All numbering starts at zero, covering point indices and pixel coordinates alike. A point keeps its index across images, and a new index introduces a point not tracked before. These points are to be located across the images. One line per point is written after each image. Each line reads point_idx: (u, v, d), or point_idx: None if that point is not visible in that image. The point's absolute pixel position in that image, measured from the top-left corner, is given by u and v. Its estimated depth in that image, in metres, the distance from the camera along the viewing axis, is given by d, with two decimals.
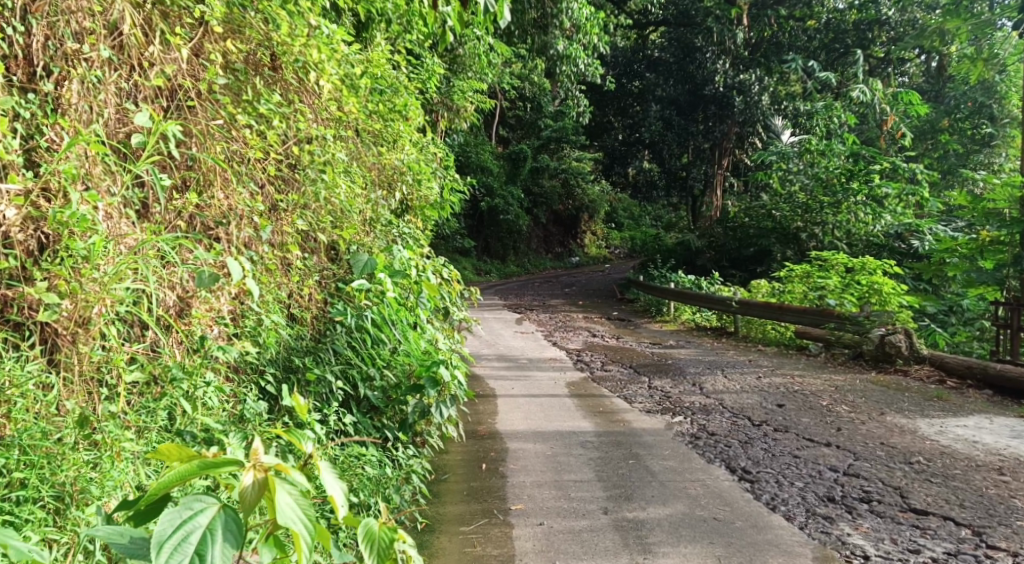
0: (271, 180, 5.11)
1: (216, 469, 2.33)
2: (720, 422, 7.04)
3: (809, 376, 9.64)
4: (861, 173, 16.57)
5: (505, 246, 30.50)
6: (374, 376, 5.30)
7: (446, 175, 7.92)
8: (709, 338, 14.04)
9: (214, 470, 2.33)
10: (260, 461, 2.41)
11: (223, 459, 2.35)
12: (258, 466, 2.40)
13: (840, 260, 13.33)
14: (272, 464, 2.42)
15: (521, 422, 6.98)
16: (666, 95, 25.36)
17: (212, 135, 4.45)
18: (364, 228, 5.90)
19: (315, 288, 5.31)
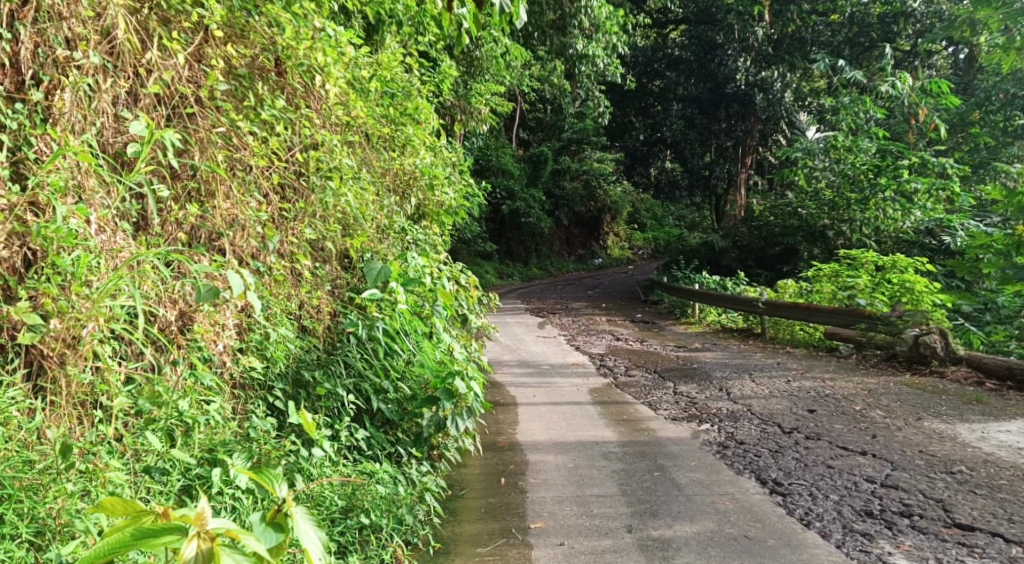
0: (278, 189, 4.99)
1: (154, 540, 2.22)
2: (748, 429, 6.81)
3: (840, 378, 9.34)
4: (888, 169, 16.19)
5: (527, 249, 30.32)
6: (387, 389, 5.14)
7: (462, 179, 7.73)
8: (736, 340, 13.75)
9: (152, 541, 2.22)
10: (206, 529, 2.27)
11: (163, 530, 2.23)
12: (202, 534, 2.26)
13: (869, 259, 13.00)
14: (219, 530, 2.28)
15: (542, 432, 6.79)
16: (688, 94, 25.05)
17: (214, 143, 4.32)
18: (376, 236, 5.74)
19: (325, 299, 5.17)
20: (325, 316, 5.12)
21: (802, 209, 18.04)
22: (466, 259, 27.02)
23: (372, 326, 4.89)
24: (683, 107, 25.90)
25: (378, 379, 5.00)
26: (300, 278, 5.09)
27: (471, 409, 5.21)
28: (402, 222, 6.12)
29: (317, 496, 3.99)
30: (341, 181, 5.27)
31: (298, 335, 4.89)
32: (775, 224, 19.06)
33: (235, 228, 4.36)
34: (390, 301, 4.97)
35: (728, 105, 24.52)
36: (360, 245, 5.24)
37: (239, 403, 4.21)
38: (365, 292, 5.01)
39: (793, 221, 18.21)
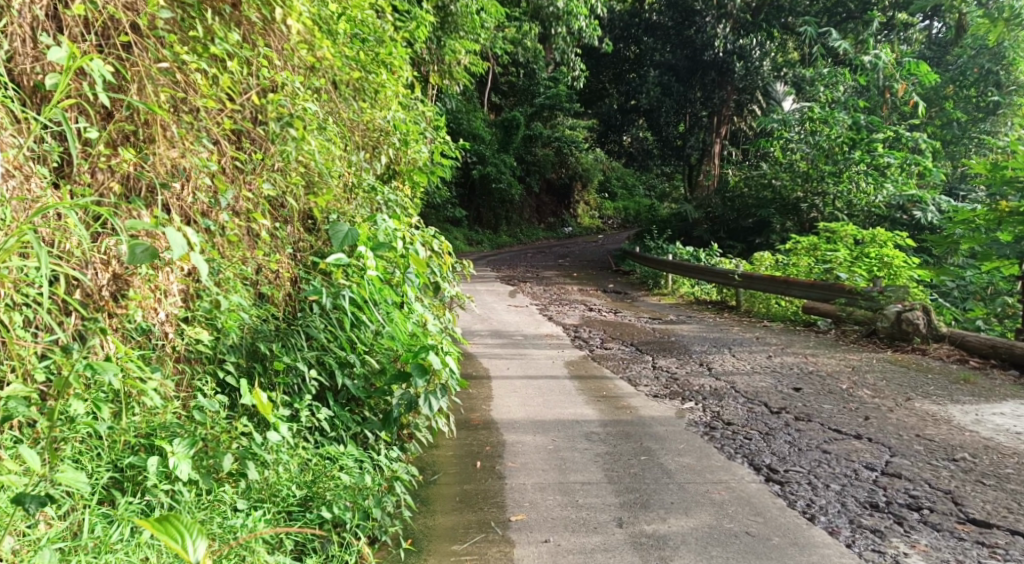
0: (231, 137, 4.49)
1: None
2: (734, 408, 6.46)
3: (822, 354, 9.04)
4: (863, 141, 15.99)
5: (497, 216, 29.80)
6: (353, 363, 4.69)
7: (436, 135, 7.20)
8: (711, 313, 13.42)
9: None
10: None
11: None
12: None
13: (849, 232, 12.72)
14: None
15: (518, 409, 6.40)
16: (665, 61, 24.33)
17: (155, 77, 3.79)
18: (342, 195, 5.24)
19: (287, 261, 4.70)
20: (286, 281, 4.66)
21: (776, 180, 17.79)
22: (435, 224, 26.42)
23: (338, 302, 4.41)
24: (660, 74, 24.66)
25: (345, 351, 4.53)
26: (257, 240, 4.61)
27: (446, 386, 4.78)
28: (371, 180, 5.64)
29: (274, 486, 3.59)
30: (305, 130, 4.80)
31: (255, 304, 4.41)
32: (750, 196, 18.83)
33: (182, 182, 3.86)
34: (360, 272, 4.48)
35: (704, 73, 24.09)
36: (326, 203, 4.77)
37: (184, 379, 3.72)
38: (330, 259, 4.53)
39: (768, 193, 17.97)
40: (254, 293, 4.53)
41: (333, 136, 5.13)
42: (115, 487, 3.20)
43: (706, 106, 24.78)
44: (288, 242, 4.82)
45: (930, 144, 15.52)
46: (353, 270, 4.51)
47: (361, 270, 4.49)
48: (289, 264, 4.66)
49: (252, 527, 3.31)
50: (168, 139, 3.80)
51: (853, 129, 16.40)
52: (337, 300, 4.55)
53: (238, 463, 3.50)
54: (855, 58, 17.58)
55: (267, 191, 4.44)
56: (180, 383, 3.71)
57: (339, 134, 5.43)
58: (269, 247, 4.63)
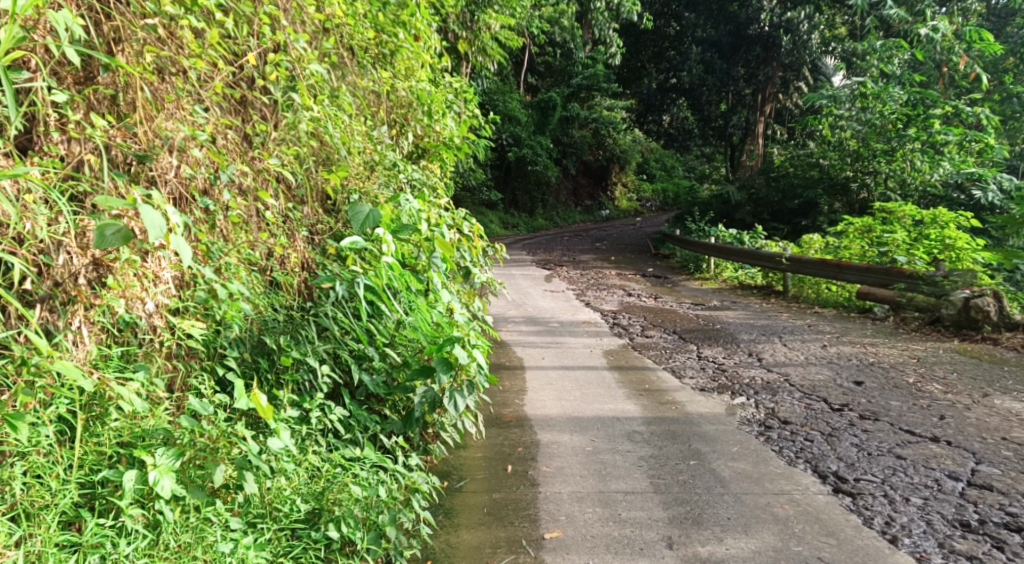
0: (232, 106, 4.12)
1: None
2: (790, 404, 5.92)
3: (881, 344, 8.41)
4: (919, 118, 15.12)
5: (533, 198, 29.28)
6: (371, 356, 4.25)
7: (466, 109, 6.71)
8: (757, 298, 12.79)
9: None
10: None
11: None
12: None
13: (907, 212, 12.01)
14: None
15: (554, 404, 5.94)
16: (707, 37, 23.60)
17: (136, 31, 3.34)
18: (361, 172, 4.83)
19: (302, 244, 4.32)
20: (300, 267, 4.26)
21: (823, 159, 17.09)
22: (470, 207, 26.02)
23: (360, 295, 3.97)
24: (703, 50, 24.24)
25: (364, 344, 4.10)
26: (264, 221, 4.19)
27: (473, 382, 4.35)
28: (392, 157, 5.21)
29: (272, 501, 3.17)
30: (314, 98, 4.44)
31: (262, 290, 3.97)
32: (796, 177, 18.09)
33: (170, 152, 3.47)
34: (386, 261, 4.07)
35: (749, 48, 23.23)
36: (340, 178, 4.39)
37: (175, 376, 3.31)
38: (346, 242, 4.14)
39: (814, 173, 17.23)
40: (264, 278, 4.11)
41: (348, 106, 4.72)
42: (86, 505, 2.80)
43: (750, 84, 23.92)
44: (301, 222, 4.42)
45: (991, 119, 14.64)
46: (377, 259, 4.10)
47: (388, 262, 4.07)
48: (303, 245, 4.29)
49: (243, 556, 2.91)
50: (152, 104, 3.40)
51: (907, 105, 15.42)
52: (357, 289, 4.13)
53: (236, 474, 3.06)
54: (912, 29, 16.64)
55: (276, 166, 4.03)
56: (171, 379, 3.30)
57: (355, 103, 5.02)
58: (280, 229, 4.22)
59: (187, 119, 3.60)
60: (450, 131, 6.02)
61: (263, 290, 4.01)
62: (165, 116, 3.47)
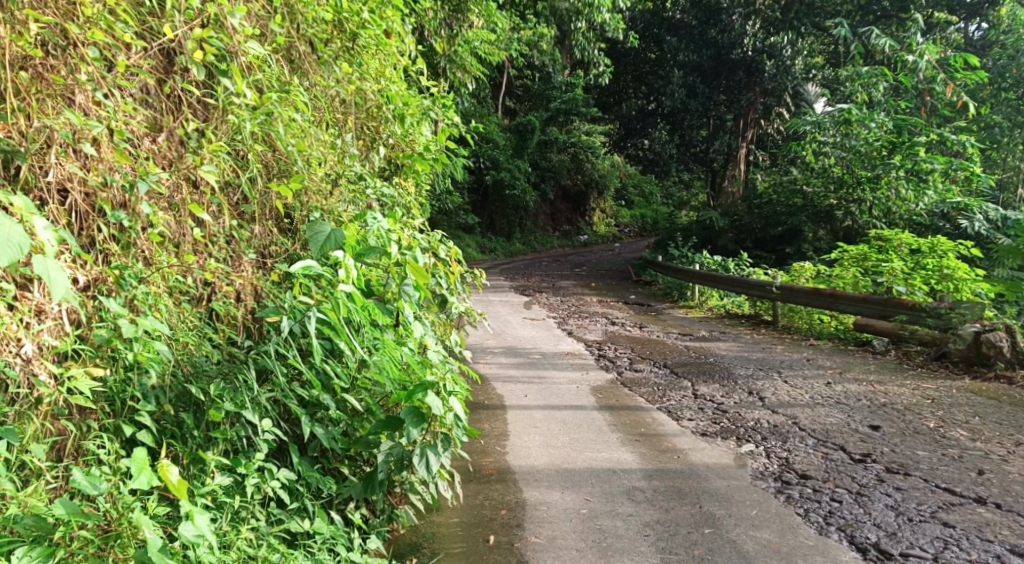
0: (159, 102, 3.57)
1: None
2: (806, 453, 5.27)
3: (890, 382, 7.79)
4: (904, 146, 14.63)
5: (510, 222, 28.52)
6: (328, 406, 3.53)
7: (444, 119, 6.04)
8: (746, 329, 12.17)
9: None
10: None
11: None
12: None
13: (903, 239, 11.53)
14: None
15: (540, 451, 5.27)
16: (689, 61, 22.97)
17: None
18: (322, 185, 4.23)
19: (249, 269, 3.75)
20: (247, 295, 3.62)
21: (807, 186, 16.68)
22: (446, 231, 25.41)
23: (314, 336, 3.26)
24: (685, 74, 23.37)
25: (319, 390, 3.41)
26: (199, 242, 3.61)
27: (450, 437, 3.67)
28: (358, 168, 4.58)
29: None
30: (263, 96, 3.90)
31: (195, 324, 3.35)
32: (780, 204, 17.63)
33: (51, 147, 3.02)
34: (347, 293, 3.40)
35: (731, 72, 22.81)
36: (294, 187, 3.79)
37: (63, 440, 2.75)
38: (298, 268, 3.47)
39: (798, 200, 16.82)
40: (200, 309, 3.48)
41: (303, 104, 4.11)
42: None
43: (732, 109, 23.49)
44: (248, 244, 3.85)
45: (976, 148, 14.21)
46: (337, 291, 3.42)
47: (350, 293, 3.41)
48: (250, 271, 3.69)
49: None
50: (33, 85, 3.00)
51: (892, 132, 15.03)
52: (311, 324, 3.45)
53: None
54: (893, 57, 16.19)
55: (212, 170, 3.45)
56: (56, 445, 2.73)
57: (313, 103, 4.40)
58: (220, 252, 3.64)
59: (89, 110, 3.18)
60: (424, 140, 5.39)
61: (197, 323, 3.37)
62: (51, 107, 3.06)
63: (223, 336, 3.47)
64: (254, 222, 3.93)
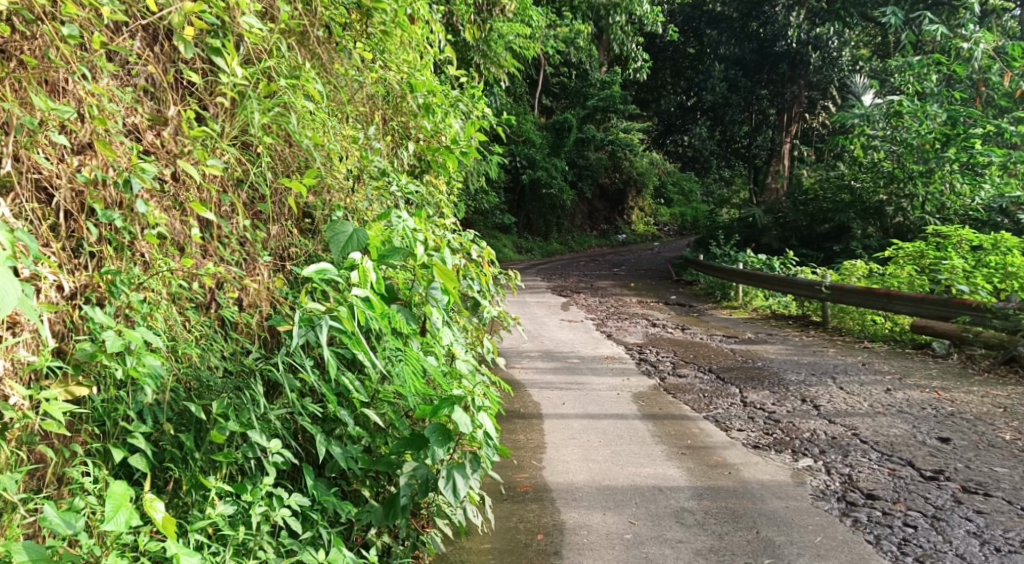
0: (155, 90, 3.28)
1: None
2: (871, 469, 4.85)
3: (955, 388, 7.29)
4: (959, 137, 13.80)
5: (547, 222, 28.14)
6: (345, 422, 3.20)
7: (476, 111, 5.72)
8: (794, 330, 11.66)
9: None
10: None
11: None
12: None
13: (963, 236, 10.95)
14: None
15: (580, 465, 4.90)
16: (730, 54, 22.63)
17: None
18: (344, 182, 3.95)
19: (264, 273, 3.49)
20: (263, 301, 3.38)
21: (854, 182, 16.07)
22: (483, 231, 25.13)
23: (327, 347, 2.91)
24: (726, 68, 23.11)
25: (334, 406, 3.09)
26: (208, 245, 3.36)
27: (479, 457, 3.33)
28: (380, 162, 4.28)
29: None
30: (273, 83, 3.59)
31: (204, 332, 3.08)
32: (826, 200, 17.02)
33: (11, 134, 2.69)
34: (359, 300, 3.07)
35: (774, 66, 22.00)
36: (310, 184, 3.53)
37: (43, 468, 2.50)
38: (311, 270, 3.15)
39: (846, 196, 16.24)
40: (209, 317, 3.22)
41: (316, 92, 3.80)
42: None
43: (775, 103, 22.72)
44: (263, 245, 3.58)
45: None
46: (350, 297, 3.08)
47: (363, 300, 3.07)
48: (267, 275, 3.47)
49: None
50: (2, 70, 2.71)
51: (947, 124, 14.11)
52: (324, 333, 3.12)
53: None
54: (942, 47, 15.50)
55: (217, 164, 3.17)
56: (36, 474, 2.47)
57: (329, 94, 4.07)
58: (232, 254, 3.39)
59: (67, 98, 2.89)
60: (453, 131, 5.06)
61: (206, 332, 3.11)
62: (22, 93, 2.75)
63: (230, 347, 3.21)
64: (272, 221, 3.69)
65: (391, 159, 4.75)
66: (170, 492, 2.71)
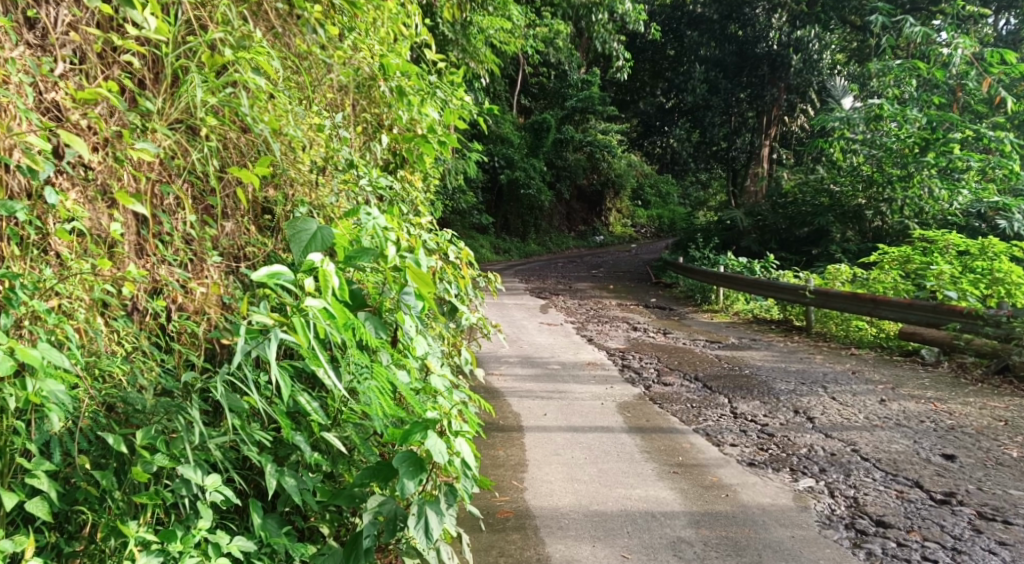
0: (62, 53, 2.84)
1: None
2: (876, 491, 4.51)
3: (951, 399, 6.99)
4: (938, 142, 13.50)
5: (525, 222, 27.77)
6: (300, 447, 2.78)
7: (453, 97, 5.29)
8: (777, 336, 11.34)
9: None
10: None
11: None
12: None
13: (951, 240, 10.71)
14: None
15: (564, 487, 4.53)
16: (711, 56, 22.37)
17: None
18: (304, 175, 3.60)
19: (212, 274, 3.17)
20: (210, 310, 3.07)
21: (833, 185, 15.83)
22: (460, 231, 24.72)
23: (275, 367, 2.45)
24: (707, 69, 22.83)
25: (287, 432, 2.68)
26: (144, 245, 3.05)
27: (456, 489, 2.92)
28: (348, 153, 3.92)
29: None
30: (218, 52, 3.15)
31: (136, 345, 2.78)
32: (805, 203, 16.78)
33: None
34: (314, 309, 2.64)
35: (754, 68, 21.78)
36: (263, 174, 3.18)
37: None
38: (262, 273, 2.70)
39: (825, 199, 16.01)
40: (145, 327, 2.94)
41: (270, 67, 3.37)
42: None
43: (754, 105, 22.49)
44: (212, 244, 3.28)
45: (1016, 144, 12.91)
46: (306, 305, 2.64)
47: (319, 308, 2.65)
48: (217, 277, 3.17)
49: None
50: None
51: (926, 128, 13.88)
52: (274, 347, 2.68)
53: None
54: (921, 51, 15.23)
55: (147, 148, 2.83)
56: None
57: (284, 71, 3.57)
58: (175, 255, 3.08)
59: None
60: (427, 116, 4.60)
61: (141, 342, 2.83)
62: None
63: (171, 360, 2.87)
64: (225, 217, 3.41)
65: (362, 151, 4.34)
66: (84, 538, 2.37)
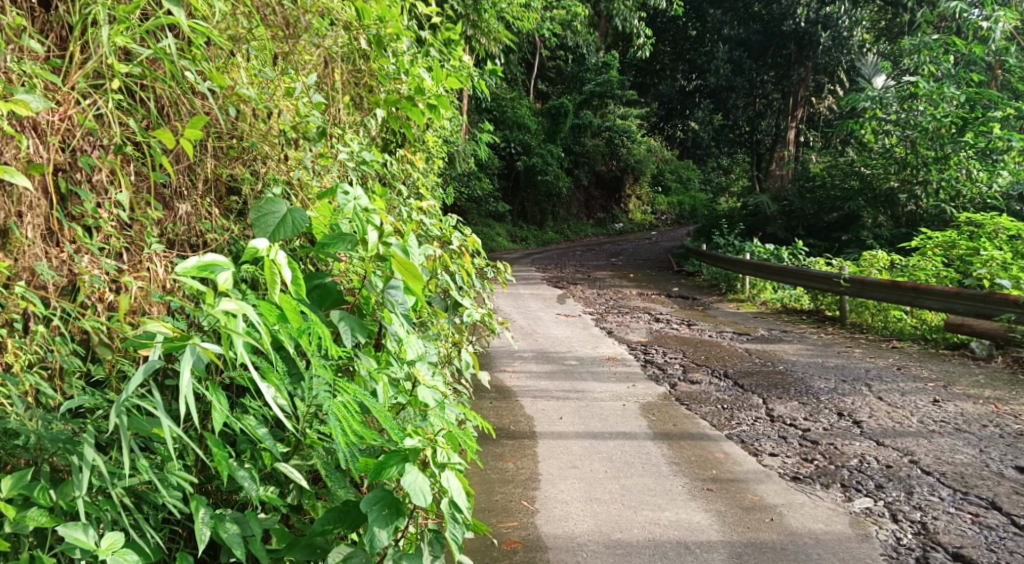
0: None
1: None
2: (948, 515, 3.89)
3: (1013, 399, 6.31)
4: (977, 121, 12.44)
5: (543, 210, 27.13)
6: (244, 486, 2.20)
7: (450, 59, 4.65)
8: (810, 327, 10.64)
9: None
10: None
11: None
12: None
13: (1001, 223, 9.99)
14: None
15: (582, 508, 3.94)
16: (735, 35, 21.53)
17: None
18: (263, 147, 3.06)
19: (156, 268, 2.63)
20: (151, 307, 2.55)
21: (864, 168, 15.04)
22: (477, 219, 24.17)
23: (184, 391, 1.85)
24: (731, 49, 21.96)
25: (220, 466, 2.11)
26: (57, 226, 2.48)
27: (443, 537, 2.33)
28: (320, 119, 3.32)
29: None
30: None
31: (40, 355, 2.29)
32: (834, 187, 15.98)
33: None
34: (233, 311, 2.04)
35: (779, 48, 20.97)
36: (197, 137, 2.62)
37: None
38: (189, 264, 2.11)
39: (856, 182, 15.22)
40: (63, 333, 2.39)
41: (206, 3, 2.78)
42: None
43: (779, 86, 21.67)
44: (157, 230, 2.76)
45: None
46: (221, 305, 2.03)
47: (239, 309, 2.05)
48: (158, 269, 2.62)
49: None
50: None
51: (963, 107, 12.80)
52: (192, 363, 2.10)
53: None
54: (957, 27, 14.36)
55: (24, 100, 2.32)
56: None
57: (227, 9, 2.95)
58: (102, 241, 2.54)
59: None
60: (415, 77, 3.97)
61: (51, 351, 2.32)
62: None
63: (97, 371, 2.33)
64: (180, 198, 2.89)
65: (356, 125, 3.87)
66: None
